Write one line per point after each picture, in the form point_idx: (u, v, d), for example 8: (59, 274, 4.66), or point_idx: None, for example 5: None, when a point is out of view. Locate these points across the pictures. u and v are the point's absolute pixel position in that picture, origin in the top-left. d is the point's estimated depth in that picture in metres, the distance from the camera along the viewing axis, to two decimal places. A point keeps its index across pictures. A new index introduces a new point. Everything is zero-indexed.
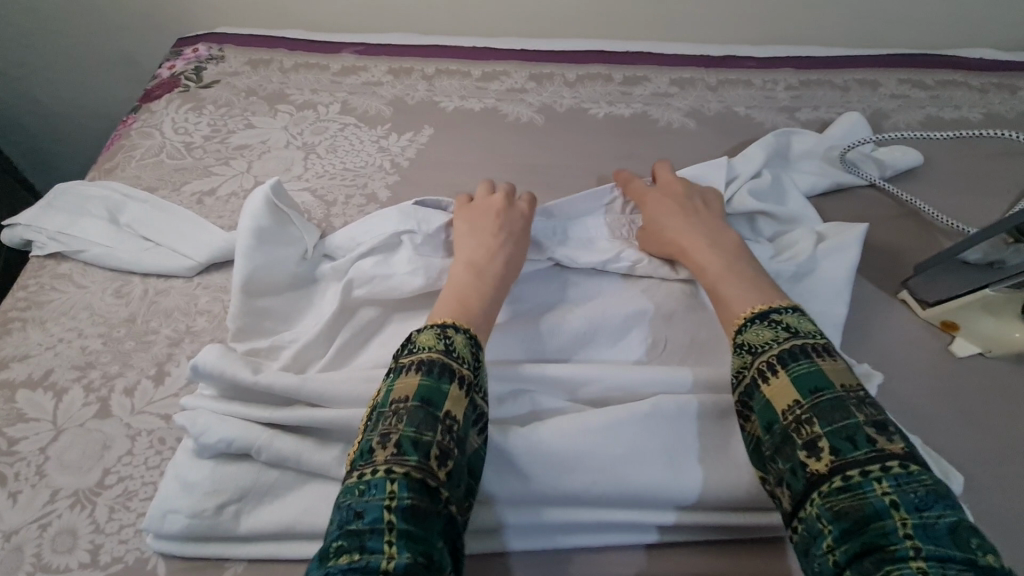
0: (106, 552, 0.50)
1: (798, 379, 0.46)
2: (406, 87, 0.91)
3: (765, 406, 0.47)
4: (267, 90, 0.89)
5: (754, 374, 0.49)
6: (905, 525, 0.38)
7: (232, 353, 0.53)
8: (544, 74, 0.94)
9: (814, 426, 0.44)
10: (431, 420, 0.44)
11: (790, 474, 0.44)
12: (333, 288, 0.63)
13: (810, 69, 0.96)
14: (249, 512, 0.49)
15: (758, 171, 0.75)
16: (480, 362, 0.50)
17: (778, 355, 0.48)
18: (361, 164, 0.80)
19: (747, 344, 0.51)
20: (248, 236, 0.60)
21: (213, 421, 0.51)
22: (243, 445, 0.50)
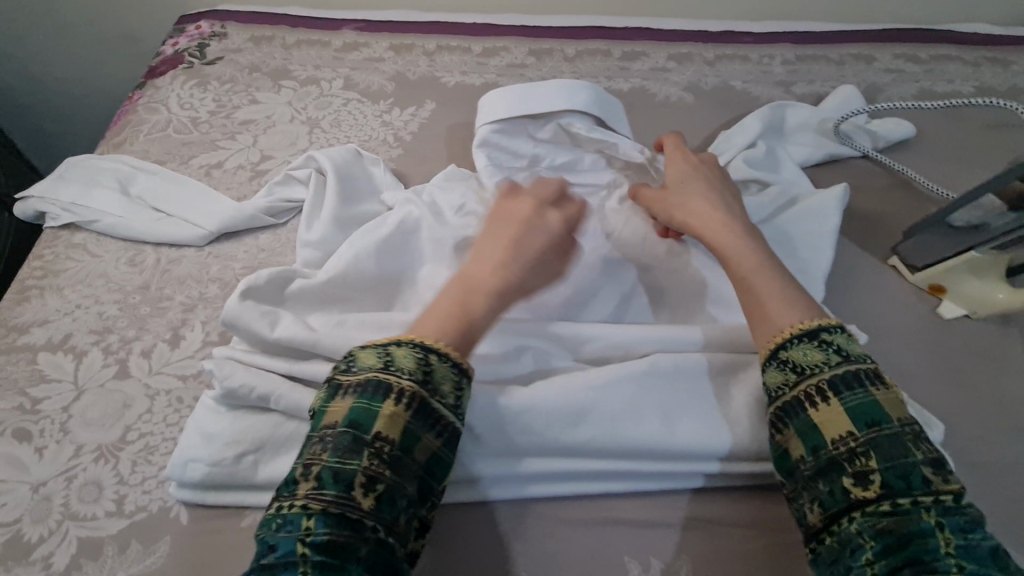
0: (131, 501, 0.52)
1: (852, 409, 0.45)
2: (408, 63, 0.92)
3: (812, 430, 0.46)
4: (270, 66, 0.90)
5: (800, 397, 0.47)
6: (949, 544, 0.39)
7: (254, 302, 0.56)
8: (544, 49, 0.95)
9: (868, 460, 0.43)
10: (356, 446, 0.43)
11: (828, 496, 0.44)
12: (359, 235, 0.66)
13: (806, 45, 0.97)
14: (267, 462, 0.52)
15: (752, 141, 0.77)
16: (427, 366, 0.47)
17: (830, 381, 0.47)
18: (365, 138, 0.81)
19: (792, 361, 0.49)
20: (333, 172, 0.69)
21: (239, 367, 0.54)
22: (264, 393, 0.53)
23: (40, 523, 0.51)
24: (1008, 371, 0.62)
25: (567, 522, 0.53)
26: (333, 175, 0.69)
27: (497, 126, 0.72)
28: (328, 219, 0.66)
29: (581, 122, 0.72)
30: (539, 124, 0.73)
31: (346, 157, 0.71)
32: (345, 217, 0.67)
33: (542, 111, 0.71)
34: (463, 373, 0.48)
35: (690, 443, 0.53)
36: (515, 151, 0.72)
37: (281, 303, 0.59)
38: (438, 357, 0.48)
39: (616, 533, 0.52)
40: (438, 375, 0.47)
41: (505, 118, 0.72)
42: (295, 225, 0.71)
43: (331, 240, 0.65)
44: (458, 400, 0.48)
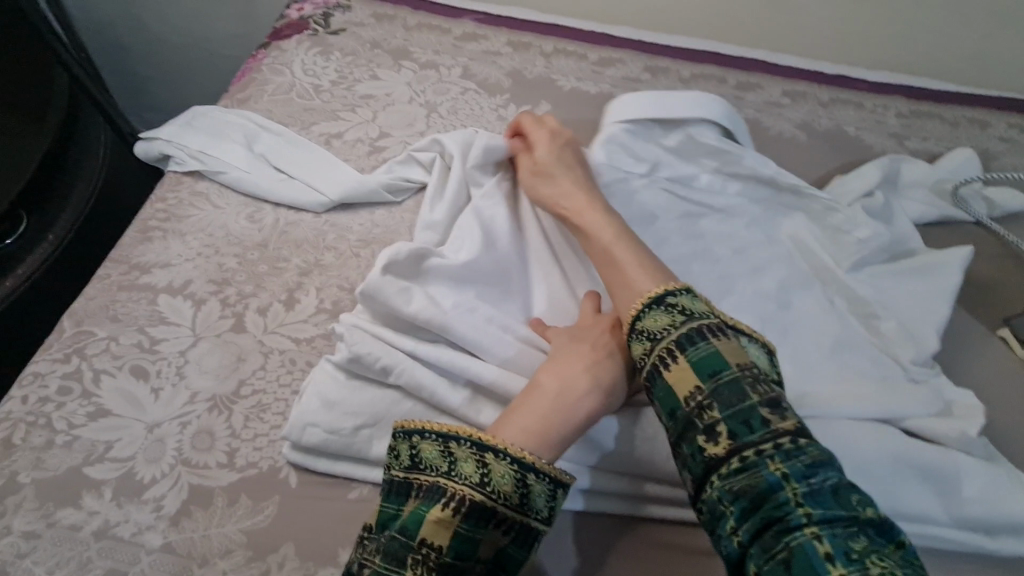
0: (242, 456, 0.52)
1: (695, 364, 0.46)
2: (525, 62, 0.92)
3: (668, 392, 0.47)
4: (390, 44, 0.91)
5: (654, 361, 0.48)
6: (796, 493, 0.40)
7: (393, 277, 0.56)
8: (659, 67, 0.95)
9: (712, 411, 0.44)
10: (403, 553, 0.42)
11: (690, 459, 0.44)
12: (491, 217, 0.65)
13: (920, 101, 0.96)
14: (381, 438, 0.52)
15: (872, 190, 0.76)
16: (488, 468, 0.45)
17: (675, 342, 0.48)
18: (480, 130, 0.81)
19: (645, 330, 0.50)
20: (459, 159, 0.69)
21: (370, 340, 0.54)
22: (388, 366, 0.53)
23: (153, 463, 0.51)
24: None
25: (654, 545, 0.52)
26: (458, 162, 0.69)
27: (631, 128, 0.72)
28: (453, 207, 0.66)
29: (710, 132, 0.73)
30: (668, 129, 0.74)
31: (485, 138, 0.69)
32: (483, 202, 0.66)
33: (677, 119, 0.72)
34: (528, 469, 0.46)
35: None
36: (640, 154, 0.72)
37: (414, 280, 0.58)
38: (495, 455, 0.46)
39: (714, 565, 0.52)
40: (495, 475, 0.45)
41: (636, 119, 0.73)
42: (411, 206, 0.71)
43: (451, 224, 0.66)
44: (524, 493, 0.45)
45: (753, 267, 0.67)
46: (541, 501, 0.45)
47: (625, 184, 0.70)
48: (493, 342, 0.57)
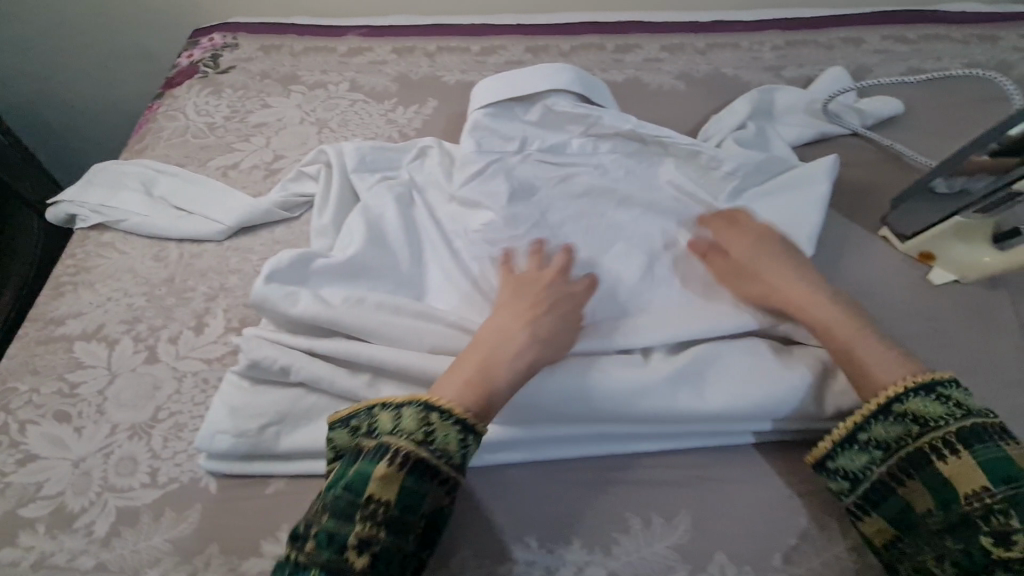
0: (164, 474, 0.56)
1: (986, 465, 0.46)
2: (410, 65, 0.96)
3: (946, 486, 0.47)
4: (279, 73, 0.95)
5: (926, 450, 0.48)
6: (1007, 565, 0.43)
7: (277, 282, 0.59)
8: (539, 46, 0.98)
9: (1008, 515, 0.44)
10: (351, 509, 0.46)
11: (963, 555, 0.45)
12: (371, 215, 0.69)
13: (795, 31, 1.00)
14: (288, 433, 0.56)
15: (743, 122, 0.79)
16: (429, 425, 0.49)
17: (958, 434, 0.48)
18: (370, 136, 0.85)
19: (912, 413, 0.50)
20: (340, 170, 0.74)
21: (267, 345, 0.58)
22: (286, 365, 0.57)
23: (81, 495, 0.55)
24: (996, 334, 0.64)
25: (562, 483, 0.55)
26: (339, 172, 0.74)
27: (490, 110, 0.78)
28: (340, 211, 0.70)
29: (564, 100, 0.78)
30: (527, 106, 0.79)
31: (359, 148, 0.76)
32: (367, 200, 0.71)
33: (528, 93, 0.78)
34: (470, 429, 0.49)
35: (695, 411, 0.55)
36: (505, 132, 0.78)
37: (302, 283, 0.61)
38: (439, 416, 0.49)
39: (619, 492, 0.55)
40: (438, 433, 0.49)
41: (493, 102, 0.78)
42: (307, 218, 0.75)
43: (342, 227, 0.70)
44: (466, 453, 0.49)
45: (613, 218, 0.71)
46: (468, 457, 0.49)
47: (502, 163, 0.74)
48: (380, 324, 0.59)
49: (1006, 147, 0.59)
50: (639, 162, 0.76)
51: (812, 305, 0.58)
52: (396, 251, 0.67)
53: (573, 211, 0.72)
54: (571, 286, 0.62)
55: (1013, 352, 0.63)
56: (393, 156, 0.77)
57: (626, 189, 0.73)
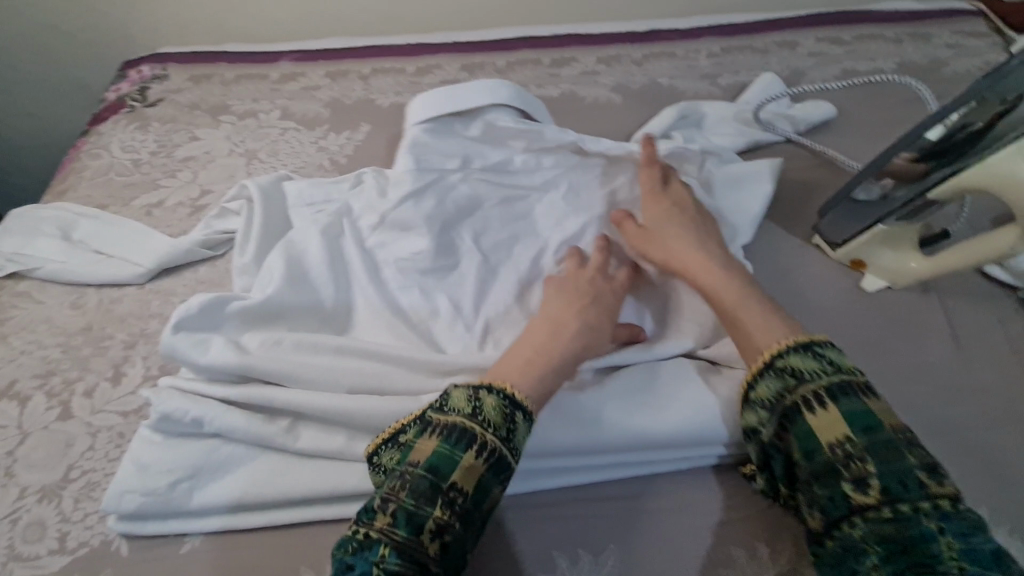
0: (73, 538, 0.54)
1: (848, 415, 0.47)
2: (343, 88, 0.94)
3: (809, 434, 0.47)
4: (209, 103, 0.93)
5: (799, 402, 0.49)
6: (950, 548, 0.41)
7: (188, 331, 0.58)
8: (475, 63, 0.97)
9: (866, 463, 0.45)
10: (433, 491, 0.46)
11: (828, 500, 0.45)
12: (293, 250, 0.66)
13: (731, 37, 0.99)
14: (201, 488, 0.54)
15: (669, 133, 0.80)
16: (479, 403, 0.50)
17: (828, 388, 0.48)
18: (300, 165, 0.83)
19: (791, 368, 0.50)
20: (262, 201, 0.71)
21: (178, 396, 0.56)
22: (198, 416, 0.55)
23: None
24: (928, 341, 0.64)
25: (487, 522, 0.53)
26: (261, 204, 0.71)
27: (428, 126, 0.70)
28: (262, 246, 0.68)
29: (505, 116, 0.72)
30: (467, 119, 0.72)
31: (297, 187, 0.73)
32: (293, 236, 0.68)
33: (469, 108, 0.70)
34: (515, 408, 0.50)
35: (623, 438, 0.54)
36: (446, 150, 0.71)
37: (216, 329, 0.60)
38: (522, 415, 0.50)
39: (545, 528, 0.53)
40: (518, 432, 0.49)
41: (433, 118, 0.70)
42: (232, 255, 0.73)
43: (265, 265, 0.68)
44: (511, 432, 0.49)
45: (542, 241, 0.70)
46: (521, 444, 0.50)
47: (439, 183, 0.69)
48: (295, 370, 0.57)
49: (927, 149, 0.58)
50: (588, 182, 0.72)
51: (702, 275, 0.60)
52: (320, 288, 0.65)
53: (503, 237, 0.70)
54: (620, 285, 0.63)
55: (944, 357, 0.63)
56: (326, 185, 0.74)
57: (560, 210, 0.71)
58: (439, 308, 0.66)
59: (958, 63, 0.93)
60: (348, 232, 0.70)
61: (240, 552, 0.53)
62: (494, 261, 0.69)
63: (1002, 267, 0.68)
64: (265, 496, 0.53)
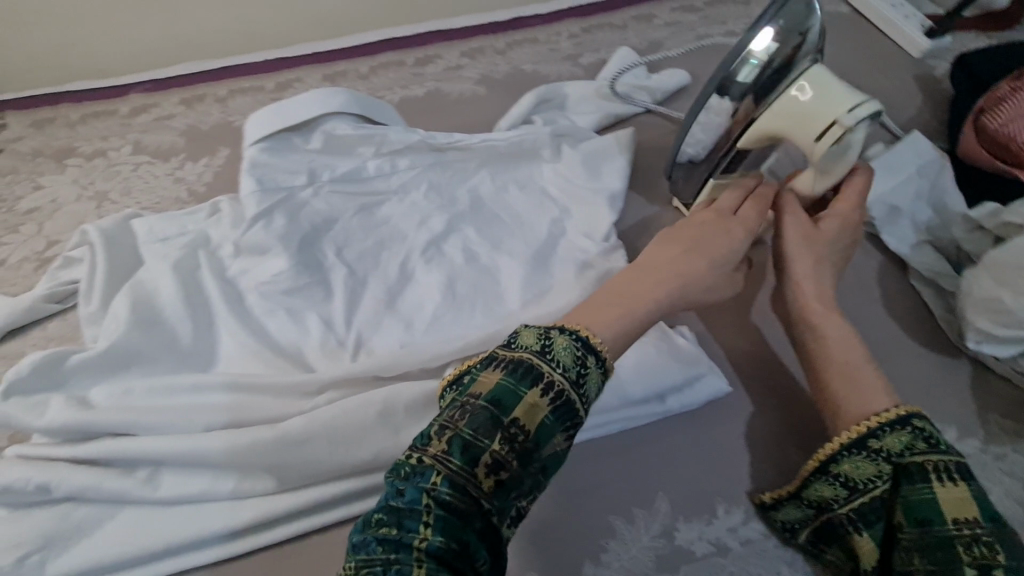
0: None
1: (979, 498, 0.41)
2: (200, 114, 0.90)
3: (928, 505, 0.42)
4: (54, 147, 0.87)
5: (930, 467, 0.42)
6: None
7: (21, 396, 0.54)
8: (338, 72, 0.95)
9: (996, 554, 0.39)
10: (493, 423, 0.39)
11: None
12: (140, 291, 0.63)
13: (590, 17, 1.01)
14: (56, 556, 0.51)
15: (528, 118, 0.82)
16: (551, 340, 0.44)
17: (958, 465, 0.43)
18: (156, 199, 0.79)
19: (885, 450, 0.44)
20: (104, 243, 0.67)
21: (16, 465, 0.52)
22: (42, 482, 0.51)
23: None
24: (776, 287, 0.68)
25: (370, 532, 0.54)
26: (101, 245, 0.67)
27: (263, 145, 0.72)
28: (106, 291, 0.64)
29: (343, 123, 0.75)
30: (306, 133, 0.74)
31: (148, 223, 0.70)
32: (141, 275, 0.64)
33: (297, 120, 0.73)
34: (590, 351, 0.44)
35: None
36: (289, 164, 0.72)
37: (58, 387, 0.56)
38: (595, 362, 0.44)
39: None
40: (589, 382, 0.43)
41: (270, 135, 0.73)
42: None
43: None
44: (582, 375, 0.43)
45: (407, 244, 0.69)
46: (594, 386, 0.44)
47: (288, 201, 0.69)
48: (146, 416, 0.54)
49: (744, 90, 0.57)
50: (443, 176, 0.74)
51: (829, 327, 0.52)
52: (176, 326, 0.62)
53: (368, 245, 0.69)
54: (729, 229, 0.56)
55: None
56: (176, 219, 0.71)
57: (420, 210, 0.72)
58: (309, 327, 0.64)
59: None
60: (203, 263, 0.67)
61: None
62: (362, 271, 0.68)
63: None
64: (128, 553, 0.51)
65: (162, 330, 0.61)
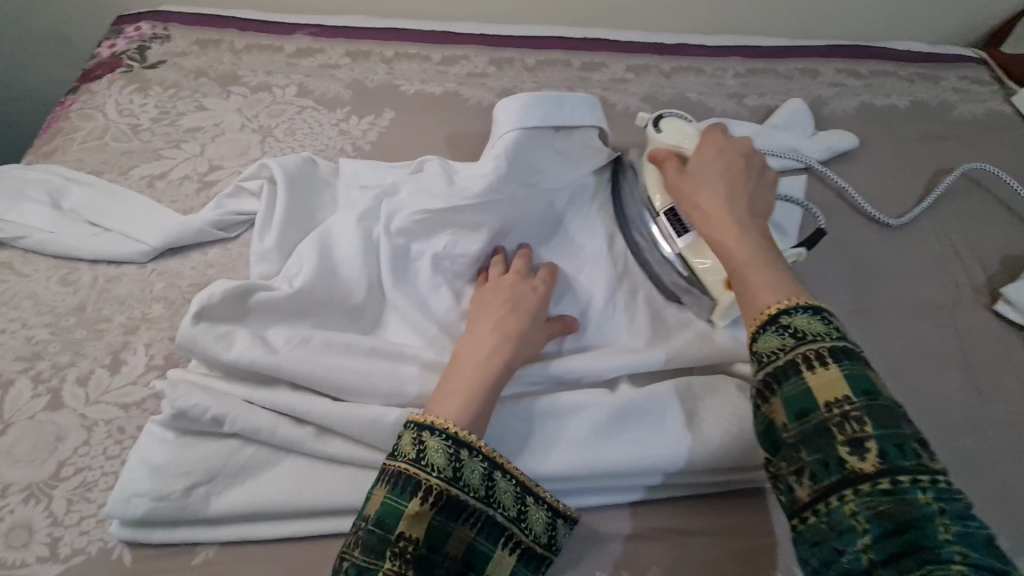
0: (66, 544, 0.48)
1: (849, 376, 0.41)
2: (365, 70, 0.89)
3: (802, 392, 0.41)
4: (217, 71, 0.86)
5: (800, 358, 0.42)
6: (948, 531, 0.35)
7: (209, 324, 0.53)
8: (504, 58, 0.94)
9: (863, 427, 0.39)
10: (382, 546, 0.42)
11: (820, 466, 0.39)
12: (323, 240, 0.61)
13: (756, 59, 1.01)
14: (219, 493, 0.49)
15: None
16: (494, 485, 0.46)
17: (832, 349, 0.42)
18: (321, 147, 0.79)
19: (795, 327, 0.43)
20: (286, 184, 0.66)
21: (194, 390, 0.51)
22: (219, 413, 0.50)
23: None
24: (946, 374, 0.67)
25: None
26: (284, 185, 0.66)
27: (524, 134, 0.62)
28: (284, 231, 0.63)
29: (593, 139, 0.67)
30: (561, 135, 0.65)
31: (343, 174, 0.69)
32: (325, 224, 0.63)
33: (569, 123, 0.64)
34: (463, 445, 0.45)
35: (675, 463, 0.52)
36: (529, 163, 0.63)
37: (239, 320, 0.55)
38: (468, 452, 0.45)
39: (587, 547, 0.52)
40: (468, 469, 0.45)
41: (531, 125, 0.62)
42: (248, 238, 0.68)
43: (286, 253, 0.63)
44: (460, 471, 0.45)
45: (594, 256, 0.66)
46: (538, 525, 0.48)
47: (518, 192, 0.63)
48: (326, 371, 0.52)
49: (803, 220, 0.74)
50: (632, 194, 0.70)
51: (720, 229, 0.52)
52: (352, 283, 0.59)
53: (553, 247, 0.66)
54: (531, 286, 0.59)
55: (959, 390, 0.66)
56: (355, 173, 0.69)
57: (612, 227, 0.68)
58: None
59: (965, 107, 0.97)
60: (382, 217, 0.62)
61: (258, 565, 0.49)
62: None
63: (1012, 306, 0.72)
64: (291, 505, 0.49)
65: (342, 283, 0.59)
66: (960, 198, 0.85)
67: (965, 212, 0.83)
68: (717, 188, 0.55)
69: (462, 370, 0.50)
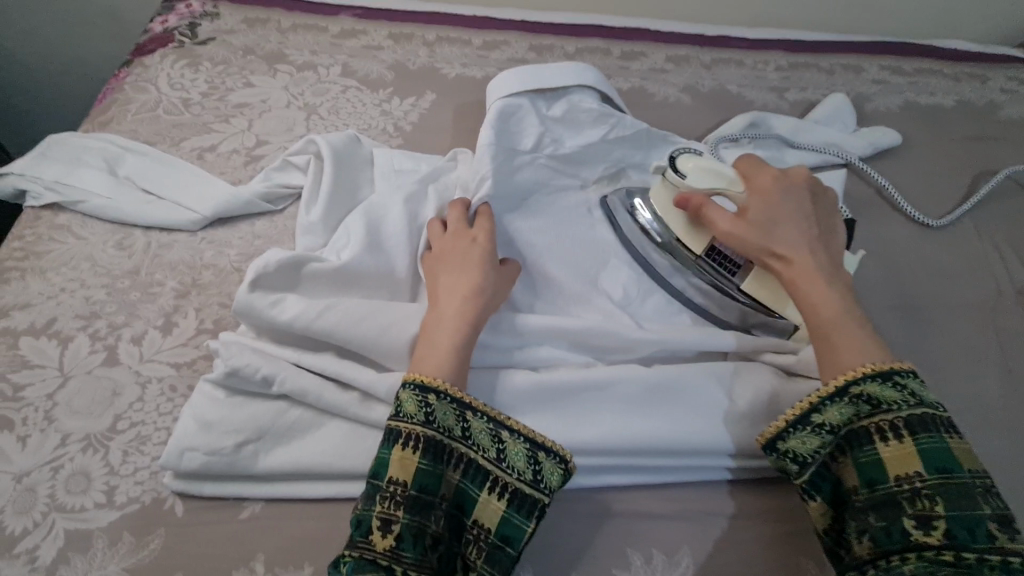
0: (121, 492, 0.50)
1: (924, 453, 0.44)
2: (407, 52, 0.90)
3: (874, 464, 0.45)
4: (264, 49, 0.88)
5: (870, 428, 0.46)
6: None
7: (261, 288, 0.55)
8: (545, 45, 0.95)
9: (935, 505, 0.42)
10: (375, 492, 0.44)
11: (882, 531, 0.43)
12: (366, 214, 0.62)
13: (798, 53, 0.99)
14: (267, 451, 0.51)
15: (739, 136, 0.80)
16: (469, 426, 0.47)
17: (905, 420, 0.46)
18: (363, 126, 0.80)
19: (866, 395, 0.47)
20: (332, 161, 0.68)
21: (247, 352, 0.53)
22: (268, 373, 0.52)
23: (23, 514, 0.49)
24: (985, 375, 0.66)
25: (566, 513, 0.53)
26: (330, 162, 0.67)
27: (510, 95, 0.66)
28: (329, 204, 0.65)
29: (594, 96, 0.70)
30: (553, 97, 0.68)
31: (389, 157, 0.71)
32: (373, 200, 0.64)
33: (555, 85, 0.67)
34: (433, 390, 0.47)
35: (700, 440, 0.53)
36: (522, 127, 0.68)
37: (293, 289, 0.57)
38: (438, 395, 0.47)
39: (619, 523, 0.53)
40: (441, 412, 0.46)
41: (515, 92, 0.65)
42: (293, 212, 0.69)
43: (332, 226, 0.65)
44: (433, 415, 0.46)
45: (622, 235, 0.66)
46: (521, 461, 0.47)
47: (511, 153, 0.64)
48: (373, 338, 0.53)
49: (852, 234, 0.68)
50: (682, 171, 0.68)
51: (807, 282, 0.52)
52: (394, 256, 0.60)
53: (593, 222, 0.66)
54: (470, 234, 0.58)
55: (999, 392, 0.65)
56: (395, 155, 0.71)
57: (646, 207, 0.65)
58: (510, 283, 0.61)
59: (1012, 108, 0.95)
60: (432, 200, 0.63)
61: (300, 521, 0.50)
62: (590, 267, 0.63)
63: None
64: (333, 467, 0.51)
65: (382, 254, 0.60)
66: (1003, 201, 0.83)
67: (1009, 215, 0.82)
68: (800, 228, 0.55)
69: (439, 328, 0.51)
